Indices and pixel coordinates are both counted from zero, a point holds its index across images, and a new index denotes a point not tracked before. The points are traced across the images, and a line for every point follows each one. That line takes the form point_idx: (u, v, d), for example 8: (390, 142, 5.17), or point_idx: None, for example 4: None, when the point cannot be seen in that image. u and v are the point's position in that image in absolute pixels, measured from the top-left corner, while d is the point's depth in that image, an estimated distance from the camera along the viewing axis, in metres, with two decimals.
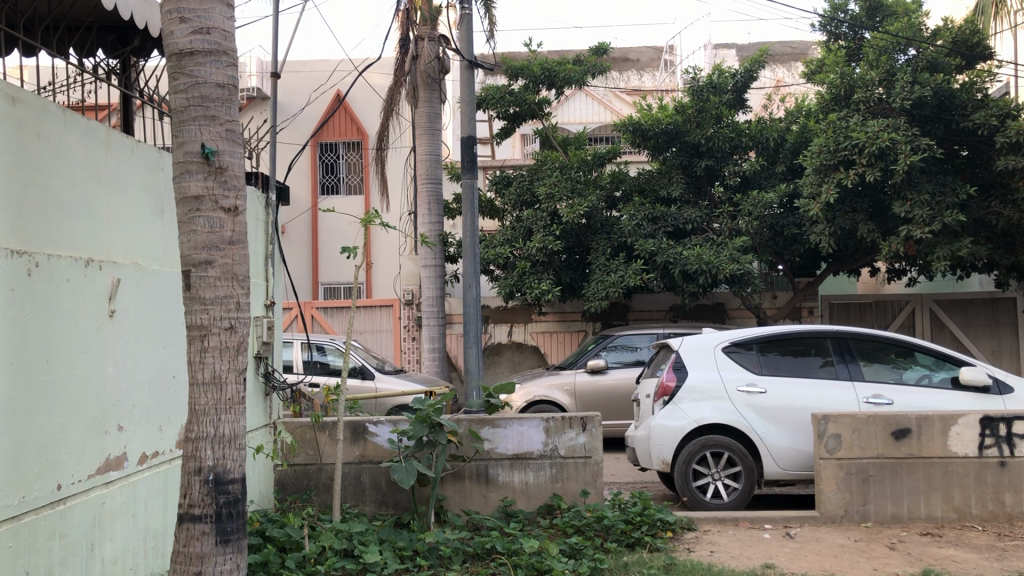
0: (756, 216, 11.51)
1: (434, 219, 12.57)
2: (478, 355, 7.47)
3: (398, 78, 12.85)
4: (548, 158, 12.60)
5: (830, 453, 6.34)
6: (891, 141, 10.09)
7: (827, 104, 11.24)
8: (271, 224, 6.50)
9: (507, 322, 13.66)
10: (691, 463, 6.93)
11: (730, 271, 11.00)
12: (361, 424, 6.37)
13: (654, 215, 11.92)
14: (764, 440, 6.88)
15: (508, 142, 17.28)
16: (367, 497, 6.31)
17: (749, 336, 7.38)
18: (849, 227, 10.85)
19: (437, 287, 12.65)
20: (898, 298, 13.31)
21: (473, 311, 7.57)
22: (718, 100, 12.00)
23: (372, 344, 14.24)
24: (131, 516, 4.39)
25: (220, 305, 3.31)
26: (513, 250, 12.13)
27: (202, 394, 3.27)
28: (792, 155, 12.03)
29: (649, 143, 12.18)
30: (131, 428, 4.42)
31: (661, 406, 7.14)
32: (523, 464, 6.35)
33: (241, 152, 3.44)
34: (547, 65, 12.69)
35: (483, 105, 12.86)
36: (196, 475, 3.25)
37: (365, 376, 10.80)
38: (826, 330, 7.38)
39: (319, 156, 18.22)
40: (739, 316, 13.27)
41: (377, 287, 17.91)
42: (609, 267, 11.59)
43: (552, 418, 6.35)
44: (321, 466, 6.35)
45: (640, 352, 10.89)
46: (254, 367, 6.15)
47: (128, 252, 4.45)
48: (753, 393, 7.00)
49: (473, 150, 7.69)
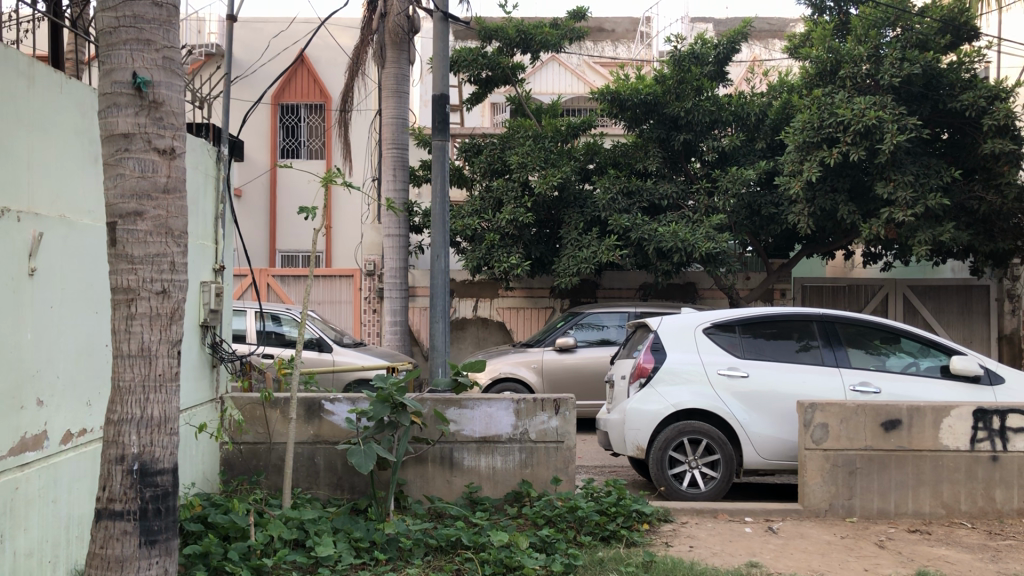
0: (733, 194, 11.12)
1: (400, 186, 12.00)
2: (445, 330, 6.99)
3: (364, 37, 12.30)
4: (520, 127, 12.11)
5: (816, 444, 5.98)
6: (878, 119, 9.73)
7: (811, 79, 10.89)
8: (223, 180, 5.97)
9: (473, 296, 13.19)
10: (667, 450, 6.54)
11: (706, 250, 10.64)
12: (316, 401, 5.89)
13: (629, 189, 11.51)
14: (745, 428, 6.52)
15: (477, 110, 16.78)
16: (321, 480, 5.85)
17: (732, 316, 7.00)
18: (829, 207, 10.54)
19: (401, 257, 12.12)
20: (872, 283, 13.05)
21: (441, 282, 7.09)
22: (699, 72, 11.59)
23: (330, 315, 13.70)
24: (50, 502, 3.88)
25: (150, 263, 2.80)
26: (482, 221, 11.65)
27: (127, 369, 2.77)
28: (772, 132, 11.64)
29: (626, 113, 11.71)
30: (53, 403, 3.89)
31: (637, 388, 6.74)
32: (491, 448, 5.91)
33: (180, 87, 2.92)
34: (522, 27, 12.13)
35: (455, 68, 12.31)
36: (117, 464, 2.76)
37: (322, 349, 10.30)
38: (812, 313, 7.02)
39: (280, 118, 17.55)
40: (711, 296, 12.94)
41: (338, 256, 17.33)
42: (581, 242, 11.15)
43: (523, 399, 5.92)
44: (271, 445, 5.86)
45: (608, 331, 10.48)
46: (200, 337, 5.64)
47: (54, 203, 3.90)
48: (735, 377, 6.63)
49: (444, 110, 7.19)
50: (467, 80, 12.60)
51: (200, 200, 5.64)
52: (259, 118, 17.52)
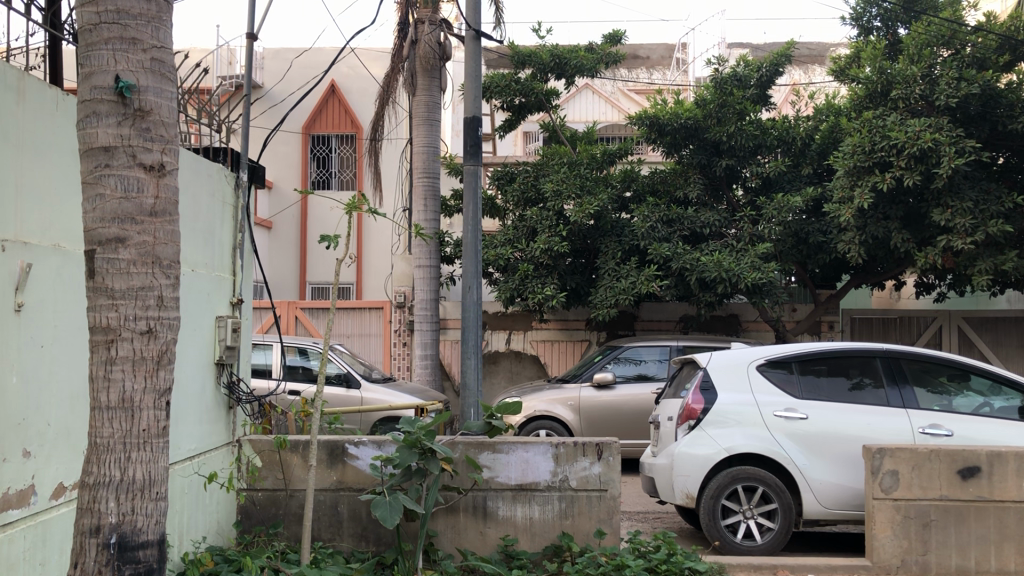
0: (780, 221, 10.60)
1: (430, 215, 11.64)
2: (478, 367, 6.53)
3: (395, 65, 12.00)
4: (555, 154, 11.71)
5: (885, 493, 5.43)
6: (934, 142, 9.22)
7: (860, 101, 10.41)
8: (242, 209, 5.64)
9: (505, 329, 12.75)
10: (720, 498, 6.02)
11: (752, 280, 10.13)
12: (339, 444, 5.47)
13: (669, 217, 11.05)
14: (804, 475, 5.98)
15: (510, 139, 16.53)
16: (344, 530, 5.42)
17: (787, 352, 6.47)
18: (881, 235, 10.02)
19: (432, 290, 11.71)
20: (924, 314, 12.44)
21: (473, 315, 6.65)
22: (741, 95, 11.14)
23: (359, 349, 13.31)
24: (37, 566, 3.45)
25: (133, 298, 2.52)
26: (516, 251, 11.24)
27: (105, 423, 2.48)
28: (818, 158, 11.15)
29: (665, 138, 11.28)
30: (43, 455, 3.48)
31: (685, 431, 6.24)
32: (528, 497, 5.43)
33: (169, 94, 2.69)
34: (556, 52, 11.77)
35: (487, 94, 11.97)
36: (92, 537, 2.45)
37: (350, 385, 9.90)
38: (875, 348, 6.48)
39: (310, 148, 17.35)
40: (755, 329, 12.39)
41: (368, 288, 17.00)
42: (619, 272, 10.69)
43: (562, 443, 5.43)
44: (290, 493, 5.43)
45: (646, 366, 9.95)
46: (215, 377, 5.24)
47: (46, 232, 3.52)
48: (793, 419, 6.10)
49: (476, 133, 6.74)
50: (500, 106, 12.26)
51: (216, 229, 5.30)
52: (289, 149, 17.30)
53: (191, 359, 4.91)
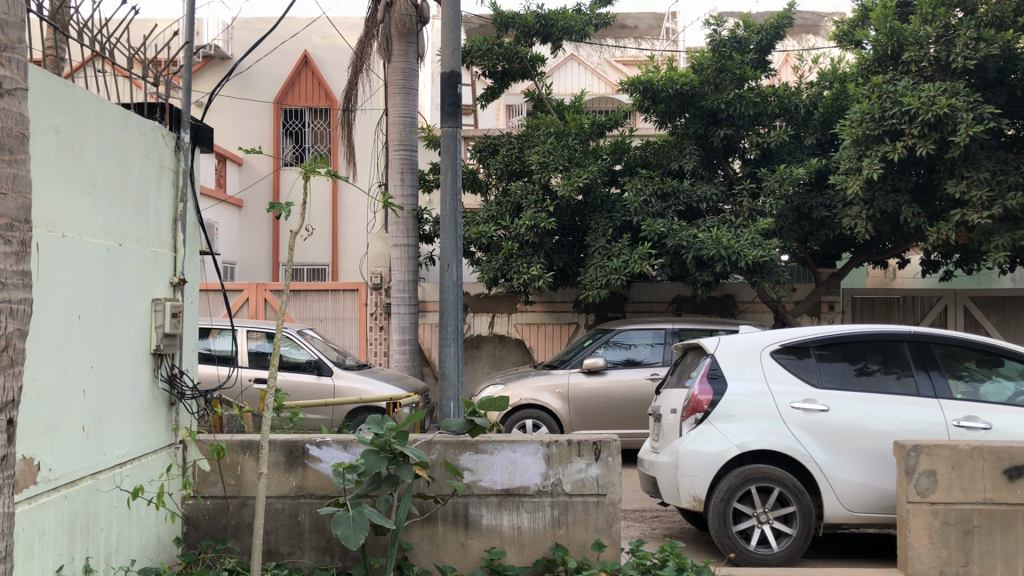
0: (781, 195, 9.97)
1: (408, 190, 10.85)
2: (457, 356, 5.80)
3: (369, 29, 11.21)
4: (540, 124, 10.95)
5: (921, 496, 4.77)
6: (950, 108, 8.56)
7: (868, 65, 9.76)
8: (183, 174, 4.87)
9: (488, 311, 12.04)
10: (732, 502, 5.36)
11: (752, 258, 9.44)
12: (299, 445, 4.75)
13: (663, 191, 10.39)
14: (825, 474, 5.33)
15: (492, 112, 15.88)
16: (306, 543, 4.73)
17: (805, 337, 5.79)
18: (890, 210, 9.41)
19: (410, 270, 11.00)
20: (929, 293, 11.85)
21: (452, 297, 5.92)
22: (741, 59, 10.40)
23: (334, 333, 12.59)
24: None
25: None
26: (499, 228, 10.50)
27: None
28: (821, 127, 10.56)
29: (659, 106, 10.60)
30: None
31: (691, 425, 5.56)
32: (516, 503, 4.74)
33: None
34: (542, 13, 11.03)
35: (467, 60, 11.19)
36: None
37: (321, 372, 9.17)
38: (901, 331, 5.83)
39: (283, 122, 16.54)
40: (751, 311, 11.78)
41: (344, 269, 16.29)
42: (610, 250, 9.99)
43: (555, 442, 4.73)
44: (243, 500, 4.74)
45: (637, 350, 9.25)
46: (151, 371, 4.50)
47: None
48: (812, 411, 5.43)
49: (456, 90, 5.95)
50: (481, 73, 11.49)
51: (150, 196, 4.53)
52: (260, 123, 16.43)
53: (119, 349, 4.17)
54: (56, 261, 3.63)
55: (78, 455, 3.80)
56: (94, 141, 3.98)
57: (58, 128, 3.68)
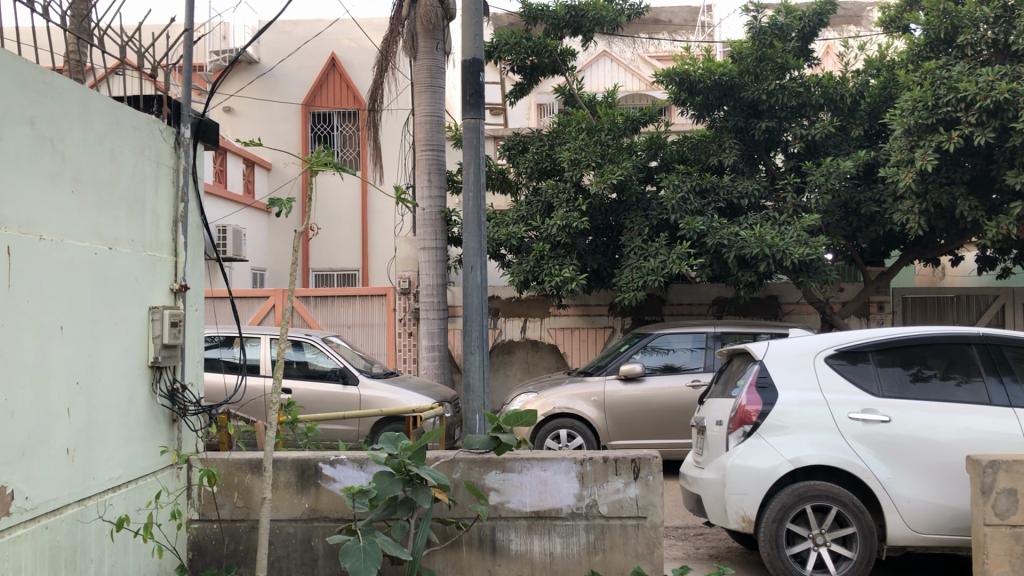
0: (828, 190, 9.47)
1: (435, 191, 10.47)
2: (483, 365, 5.39)
3: (394, 26, 10.85)
4: (572, 120, 10.52)
5: (1000, 518, 4.27)
6: (1010, 92, 7.99)
7: (920, 51, 9.23)
8: (183, 171, 4.51)
9: (520, 316, 11.63)
10: (785, 522, 4.90)
11: (799, 256, 8.93)
12: (311, 463, 4.36)
13: (702, 187, 9.94)
14: (889, 492, 4.84)
15: (522, 111, 15.75)
16: (320, 570, 4.35)
17: (863, 340, 5.30)
18: (945, 203, 8.85)
19: (438, 274, 10.63)
20: (985, 292, 11.25)
21: (477, 301, 5.50)
22: (782, 48, 9.91)
23: (362, 340, 12.25)
24: None
25: None
26: (530, 229, 10.12)
27: None
28: (869, 117, 10.05)
29: (697, 98, 10.16)
30: None
31: (738, 439, 5.09)
32: (547, 527, 4.31)
33: None
34: (573, 4, 10.62)
35: (495, 55, 10.81)
36: None
37: (347, 381, 8.80)
38: (969, 334, 5.32)
39: (311, 126, 16.30)
40: (796, 312, 11.26)
41: (374, 275, 15.96)
42: (647, 251, 9.53)
43: (589, 460, 4.30)
44: (252, 525, 4.37)
45: (676, 355, 8.77)
46: (149, 385, 4.14)
47: None
48: (871, 422, 4.95)
49: (477, 77, 5.56)
50: (510, 68, 11.10)
51: (147, 196, 4.19)
52: (288, 127, 16.20)
53: (110, 360, 3.81)
54: (31, 266, 3.27)
55: (62, 480, 3.44)
56: (79, 135, 3.63)
57: (34, 119, 3.33)
